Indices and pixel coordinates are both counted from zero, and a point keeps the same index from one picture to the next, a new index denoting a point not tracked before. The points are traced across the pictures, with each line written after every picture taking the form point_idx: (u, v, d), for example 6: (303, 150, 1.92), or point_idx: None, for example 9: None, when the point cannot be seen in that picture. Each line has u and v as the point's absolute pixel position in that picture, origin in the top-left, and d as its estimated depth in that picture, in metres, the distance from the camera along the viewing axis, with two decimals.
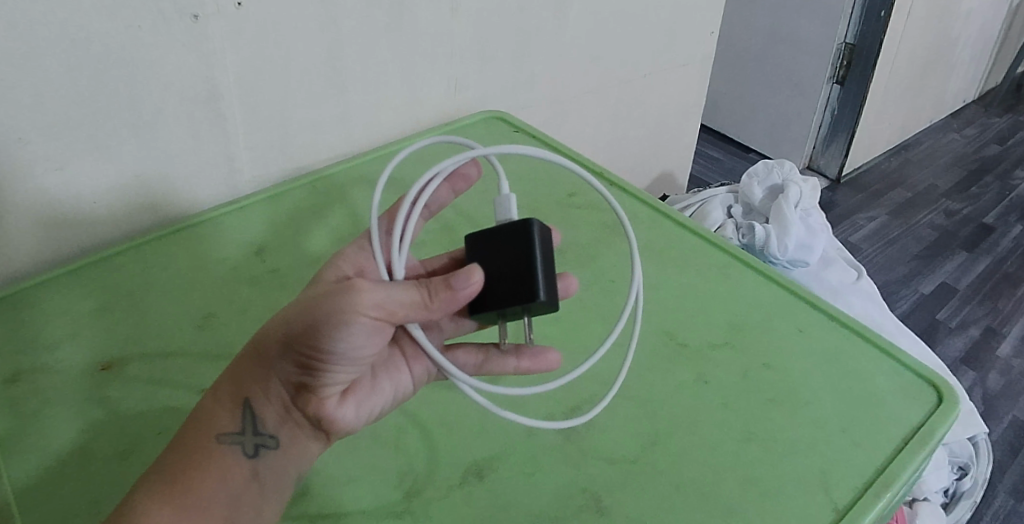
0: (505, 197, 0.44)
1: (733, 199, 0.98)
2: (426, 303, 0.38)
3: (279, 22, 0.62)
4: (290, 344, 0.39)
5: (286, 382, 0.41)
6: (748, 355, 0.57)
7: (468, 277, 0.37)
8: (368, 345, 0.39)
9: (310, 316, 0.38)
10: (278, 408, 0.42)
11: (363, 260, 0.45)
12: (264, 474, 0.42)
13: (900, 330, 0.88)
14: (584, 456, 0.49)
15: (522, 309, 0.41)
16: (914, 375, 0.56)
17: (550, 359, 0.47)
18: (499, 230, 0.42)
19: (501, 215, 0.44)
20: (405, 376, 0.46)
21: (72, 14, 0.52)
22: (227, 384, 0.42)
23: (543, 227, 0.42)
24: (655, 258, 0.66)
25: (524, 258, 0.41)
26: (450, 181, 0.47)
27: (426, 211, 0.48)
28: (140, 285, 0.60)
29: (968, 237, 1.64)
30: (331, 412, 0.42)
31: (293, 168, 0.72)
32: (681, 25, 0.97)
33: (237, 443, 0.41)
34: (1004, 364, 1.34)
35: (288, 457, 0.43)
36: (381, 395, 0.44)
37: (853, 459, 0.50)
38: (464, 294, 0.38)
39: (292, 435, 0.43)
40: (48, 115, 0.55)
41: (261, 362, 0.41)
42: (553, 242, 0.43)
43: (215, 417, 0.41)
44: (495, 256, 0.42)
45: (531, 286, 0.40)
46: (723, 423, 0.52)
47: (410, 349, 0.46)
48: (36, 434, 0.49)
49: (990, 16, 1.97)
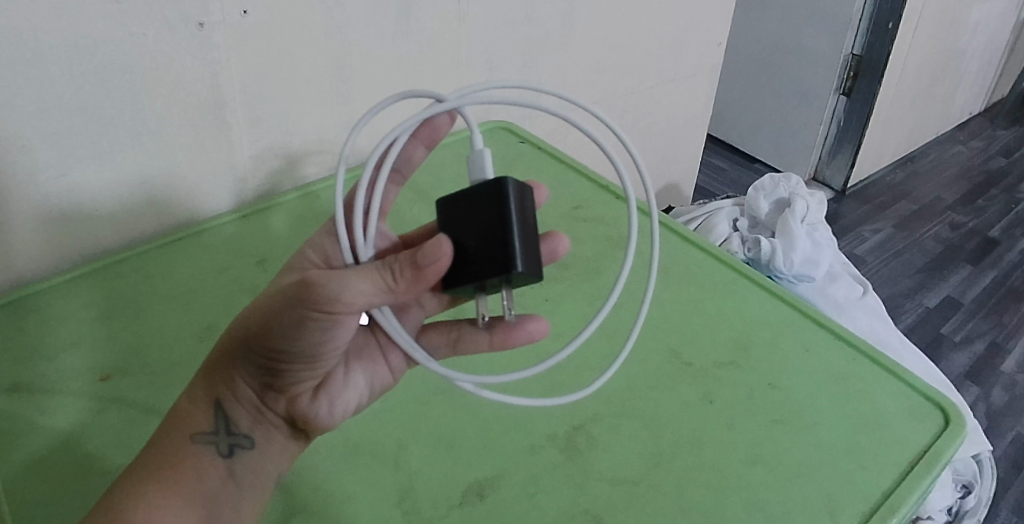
0: (479, 152, 0.40)
1: (739, 212, 0.98)
2: (392, 285, 0.35)
3: (286, 31, 0.62)
4: (253, 342, 0.39)
5: (256, 381, 0.42)
6: (753, 375, 0.56)
7: (435, 249, 0.34)
8: (333, 339, 0.38)
9: (266, 314, 0.38)
10: (251, 409, 0.42)
11: (329, 246, 0.44)
12: (241, 473, 0.42)
13: (906, 346, 0.87)
14: (587, 477, 0.48)
15: (502, 280, 0.38)
16: (920, 395, 0.56)
17: (531, 330, 0.43)
18: (469, 194, 0.39)
19: (475, 172, 0.41)
20: (381, 368, 0.45)
21: (76, 21, 0.52)
22: (201, 386, 0.42)
23: (519, 186, 0.38)
24: (660, 273, 0.65)
25: (498, 223, 0.37)
26: (423, 134, 0.44)
27: (399, 176, 0.46)
28: (140, 293, 0.60)
29: (973, 250, 1.63)
30: (304, 408, 0.43)
31: (297, 176, 0.71)
32: (689, 35, 0.96)
33: (211, 443, 0.42)
34: (1009, 379, 1.33)
35: (266, 457, 0.43)
36: (354, 388, 0.44)
37: (859, 483, 0.49)
38: (431, 269, 0.34)
39: (266, 435, 0.43)
40: (51, 122, 0.54)
41: (228, 362, 0.41)
42: (533, 201, 0.39)
43: (188, 417, 0.42)
44: (468, 223, 0.38)
45: (508, 254, 0.37)
46: (729, 445, 0.51)
47: (383, 338, 0.45)
48: (30, 446, 0.49)
49: (997, 28, 1.96)
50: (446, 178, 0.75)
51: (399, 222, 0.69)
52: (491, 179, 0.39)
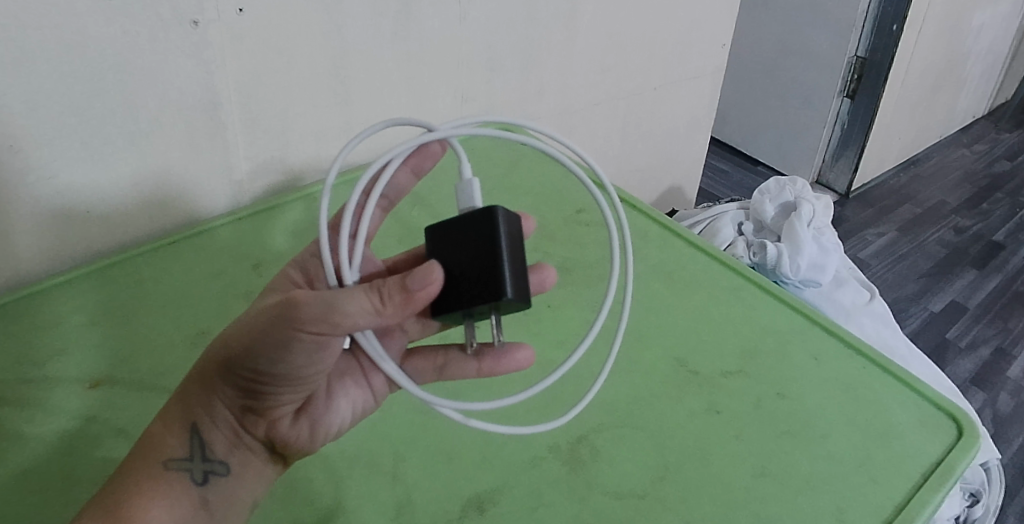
0: (469, 181, 0.40)
1: (744, 215, 0.97)
2: (379, 308, 0.33)
3: (283, 29, 0.60)
4: (231, 364, 0.38)
5: (233, 404, 0.40)
6: (761, 384, 0.55)
7: (426, 275, 0.32)
8: (316, 363, 0.37)
9: (247, 335, 0.36)
10: (228, 434, 0.41)
11: (313, 266, 0.43)
12: (215, 502, 0.41)
13: (914, 353, 0.85)
14: (590, 490, 0.47)
15: (490, 307, 0.37)
16: (932, 406, 0.54)
17: (517, 359, 0.43)
18: (457, 221, 0.38)
19: (464, 202, 0.40)
20: (363, 392, 0.44)
21: (67, 17, 0.50)
22: (174, 409, 0.41)
23: (509, 215, 0.38)
24: (664, 279, 0.64)
25: (489, 251, 0.37)
26: (413, 160, 0.44)
27: (384, 202, 0.45)
28: (130, 299, 0.58)
29: (978, 254, 1.61)
30: (284, 432, 0.42)
31: (293, 178, 0.70)
32: (694, 37, 0.95)
33: (185, 470, 0.40)
34: (1015, 385, 1.31)
35: (240, 483, 0.42)
36: (337, 412, 0.43)
37: (871, 497, 0.48)
38: (421, 295, 0.33)
39: (244, 460, 0.42)
40: (41, 122, 0.53)
41: (204, 386, 0.40)
42: (522, 231, 0.39)
43: (161, 443, 0.40)
44: (458, 249, 0.38)
45: (497, 282, 0.36)
46: (735, 457, 0.49)
47: (365, 361, 0.44)
48: (16, 456, 0.47)
49: (1001, 31, 1.95)
50: (443, 182, 0.74)
51: (400, 226, 0.68)
52: (481, 207, 0.39)
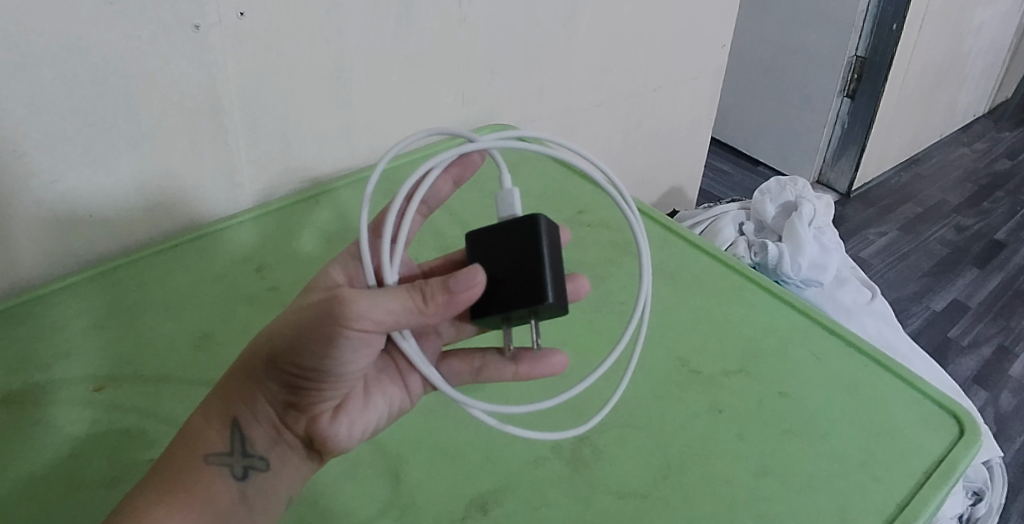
0: (508, 191, 0.40)
1: (745, 215, 0.97)
2: (421, 307, 0.34)
3: (283, 33, 0.60)
4: (275, 359, 0.38)
5: (275, 400, 0.40)
6: (764, 383, 0.55)
7: (470, 277, 0.34)
8: (357, 360, 0.37)
9: (292, 330, 0.36)
10: (268, 430, 0.41)
11: (353, 268, 0.43)
12: (254, 497, 0.41)
13: (915, 351, 0.85)
14: (593, 490, 0.47)
15: (529, 312, 0.38)
16: (934, 404, 0.54)
17: (552, 364, 0.43)
18: (498, 228, 0.39)
19: (504, 211, 0.40)
20: (400, 392, 0.44)
21: (69, 23, 0.51)
22: (216, 403, 0.41)
23: (550, 224, 0.38)
24: (666, 279, 0.64)
25: (531, 258, 0.37)
26: (454, 169, 0.44)
27: (424, 208, 0.46)
28: (137, 301, 0.58)
29: (979, 252, 1.61)
30: (324, 430, 0.41)
31: (296, 181, 0.70)
32: (694, 37, 0.95)
33: (225, 465, 0.40)
34: (1018, 383, 1.31)
35: (279, 479, 0.42)
36: (374, 411, 0.43)
37: (874, 494, 0.48)
38: (464, 296, 0.34)
39: (282, 457, 0.42)
40: (45, 127, 0.53)
41: (247, 380, 0.40)
42: (561, 240, 0.39)
43: (203, 437, 0.40)
44: (500, 254, 0.38)
45: (540, 288, 0.37)
46: (737, 455, 0.50)
47: (402, 362, 0.44)
48: (22, 460, 0.47)
49: (1002, 29, 1.95)
50: None
51: None
52: (522, 215, 0.39)
